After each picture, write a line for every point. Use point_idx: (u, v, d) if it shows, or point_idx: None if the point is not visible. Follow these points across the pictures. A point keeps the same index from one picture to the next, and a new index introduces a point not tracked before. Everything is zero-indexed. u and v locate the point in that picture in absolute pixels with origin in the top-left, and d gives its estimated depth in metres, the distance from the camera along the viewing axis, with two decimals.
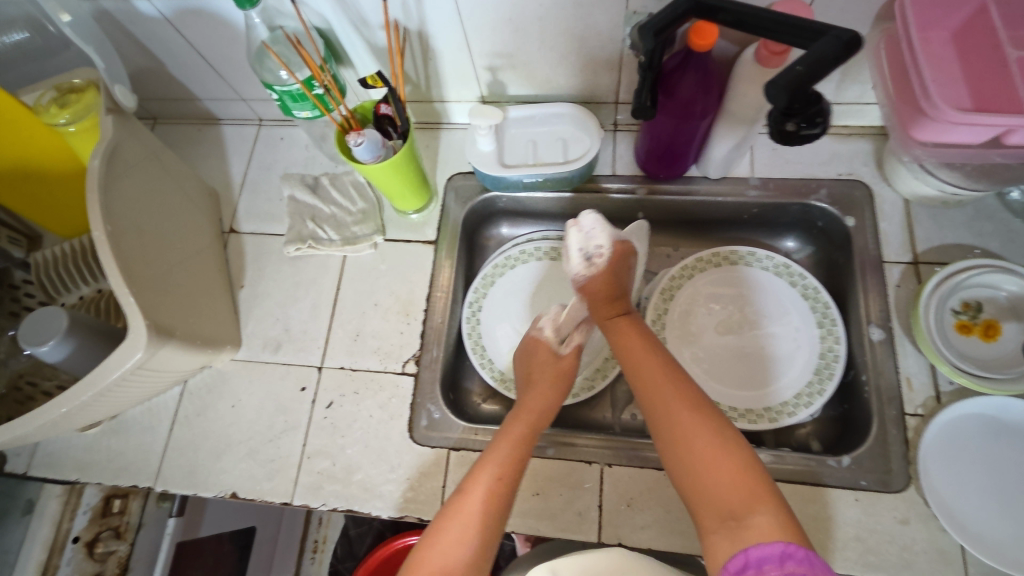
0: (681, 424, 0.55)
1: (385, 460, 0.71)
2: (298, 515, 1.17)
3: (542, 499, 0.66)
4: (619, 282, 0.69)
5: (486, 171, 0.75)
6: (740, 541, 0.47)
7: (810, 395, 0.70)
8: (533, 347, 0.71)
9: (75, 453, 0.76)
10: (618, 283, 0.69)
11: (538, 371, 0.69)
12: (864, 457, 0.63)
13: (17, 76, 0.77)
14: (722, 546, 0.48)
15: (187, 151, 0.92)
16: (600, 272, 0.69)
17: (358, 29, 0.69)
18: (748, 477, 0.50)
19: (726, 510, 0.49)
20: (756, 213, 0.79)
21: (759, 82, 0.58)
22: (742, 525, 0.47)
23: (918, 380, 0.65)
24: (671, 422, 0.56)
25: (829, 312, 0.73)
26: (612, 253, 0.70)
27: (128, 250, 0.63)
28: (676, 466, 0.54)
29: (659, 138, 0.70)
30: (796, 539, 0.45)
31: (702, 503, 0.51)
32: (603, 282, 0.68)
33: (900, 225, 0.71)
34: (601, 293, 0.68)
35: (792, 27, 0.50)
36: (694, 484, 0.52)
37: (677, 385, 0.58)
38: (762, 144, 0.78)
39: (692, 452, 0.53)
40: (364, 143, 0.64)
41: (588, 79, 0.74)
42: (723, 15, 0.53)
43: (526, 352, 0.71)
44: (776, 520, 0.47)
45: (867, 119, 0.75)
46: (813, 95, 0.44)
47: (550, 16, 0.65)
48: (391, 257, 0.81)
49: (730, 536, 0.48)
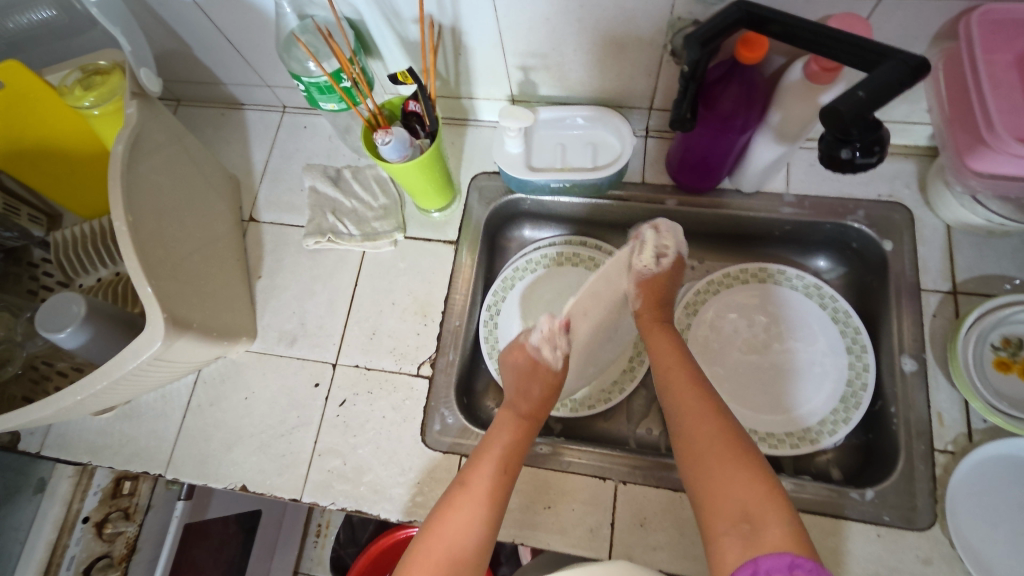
0: (700, 424, 0.55)
1: (396, 463, 0.70)
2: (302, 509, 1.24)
3: (553, 512, 0.65)
4: (672, 289, 0.69)
5: (512, 173, 0.73)
6: (753, 545, 0.46)
7: (834, 423, 0.68)
8: (523, 360, 0.65)
9: (88, 436, 0.76)
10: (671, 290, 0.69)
11: (530, 385, 0.64)
12: (889, 492, 0.61)
13: (45, 51, 0.76)
14: (732, 548, 0.47)
15: (210, 134, 0.91)
16: (665, 268, 0.68)
17: (389, 22, 0.67)
18: (761, 482, 0.50)
19: (738, 513, 0.49)
20: (788, 230, 0.76)
21: (807, 98, 0.56)
22: (754, 530, 0.47)
23: (949, 415, 0.63)
24: (691, 425, 0.55)
25: (859, 338, 0.70)
26: (673, 258, 0.69)
27: (149, 239, 0.62)
28: (688, 468, 0.54)
29: (694, 149, 0.68)
30: (804, 551, 0.45)
31: (713, 505, 0.51)
32: (665, 283, 0.68)
33: (940, 252, 0.69)
34: (654, 289, 0.68)
35: (851, 46, 0.47)
36: (705, 486, 0.52)
37: (702, 388, 0.58)
38: (799, 159, 0.75)
39: (708, 454, 0.53)
40: (391, 142, 0.62)
41: (623, 84, 0.72)
42: (773, 27, 0.50)
43: (515, 362, 0.66)
44: (786, 530, 0.46)
45: (912, 139, 0.72)
46: (875, 121, 0.41)
47: (589, 18, 0.62)
48: (411, 255, 0.80)
49: (741, 539, 0.47)
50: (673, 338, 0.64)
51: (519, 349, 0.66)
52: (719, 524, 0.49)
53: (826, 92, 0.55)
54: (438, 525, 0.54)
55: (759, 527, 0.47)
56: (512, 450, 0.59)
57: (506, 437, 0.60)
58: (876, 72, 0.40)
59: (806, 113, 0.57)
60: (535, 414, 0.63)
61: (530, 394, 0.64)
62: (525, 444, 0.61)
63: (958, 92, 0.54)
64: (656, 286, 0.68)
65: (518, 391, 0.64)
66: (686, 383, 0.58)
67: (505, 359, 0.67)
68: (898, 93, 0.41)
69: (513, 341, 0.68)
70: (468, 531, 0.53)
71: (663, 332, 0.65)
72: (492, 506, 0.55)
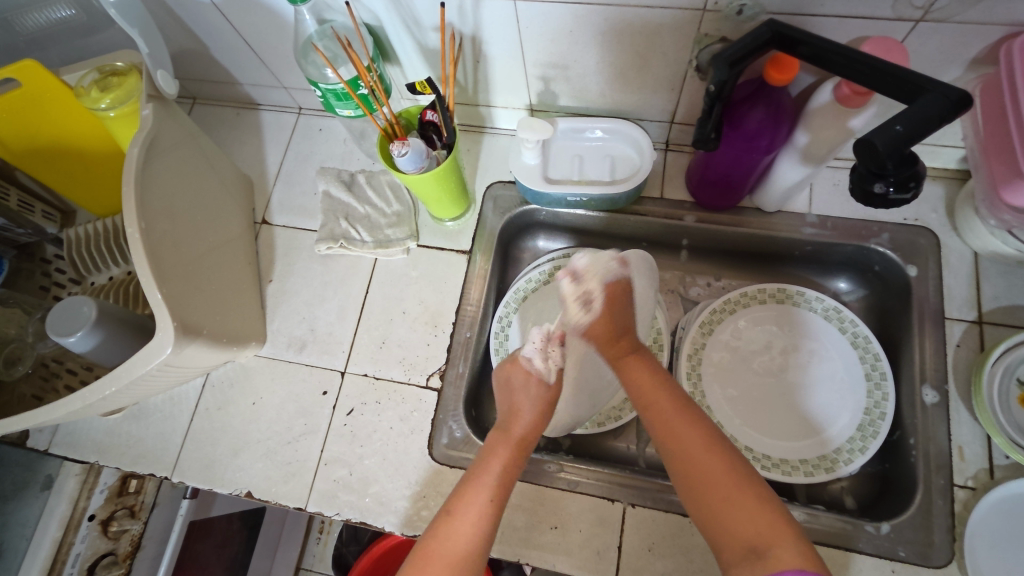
0: (693, 453, 0.51)
1: (402, 475, 0.69)
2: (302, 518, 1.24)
3: (560, 532, 0.64)
4: (620, 322, 0.64)
5: (529, 185, 0.72)
6: (763, 570, 0.44)
7: (851, 452, 0.66)
8: (516, 375, 0.64)
9: (96, 436, 0.76)
10: (620, 322, 0.63)
11: (521, 400, 0.63)
12: (905, 527, 0.60)
13: (64, 49, 0.76)
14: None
15: (225, 135, 0.91)
16: (598, 316, 0.64)
17: (409, 29, 0.65)
18: (764, 511, 0.47)
19: (744, 545, 0.46)
20: (809, 250, 0.74)
21: (836, 120, 0.54)
22: (763, 559, 0.44)
23: (970, 450, 0.61)
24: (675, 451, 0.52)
25: (879, 365, 0.68)
26: (602, 300, 0.64)
27: (161, 242, 0.61)
28: (687, 497, 0.51)
29: (716, 167, 0.66)
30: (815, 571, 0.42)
31: (719, 535, 0.47)
32: (605, 326, 0.63)
33: (966, 281, 0.67)
34: (600, 332, 0.63)
35: (888, 73, 0.45)
36: (706, 516, 0.49)
37: (692, 415, 0.54)
38: (823, 179, 0.73)
39: (701, 481, 0.50)
40: (407, 154, 0.61)
41: (645, 97, 0.70)
42: (802, 48, 0.49)
43: (508, 377, 0.65)
44: (797, 552, 0.44)
45: (941, 162, 0.70)
46: (910, 156, 0.41)
47: (614, 31, 0.61)
48: (423, 264, 0.79)
49: (749, 567, 0.44)
50: (649, 365, 0.61)
51: (511, 364, 0.65)
52: (729, 555, 0.46)
53: (857, 116, 0.53)
54: (427, 564, 0.49)
55: (766, 552, 0.44)
56: (503, 480, 0.55)
57: (497, 465, 0.56)
58: (915, 106, 0.40)
59: (836, 135, 0.56)
60: (525, 437, 0.60)
61: (521, 413, 0.61)
62: (516, 471, 0.57)
63: (994, 119, 0.53)
64: (599, 327, 0.63)
65: (509, 414, 0.62)
66: (674, 412, 0.55)
67: (498, 375, 0.66)
68: (935, 128, 0.40)
69: (507, 357, 0.67)
70: (459, 570, 0.49)
71: (637, 357, 0.62)
72: (484, 540, 0.51)
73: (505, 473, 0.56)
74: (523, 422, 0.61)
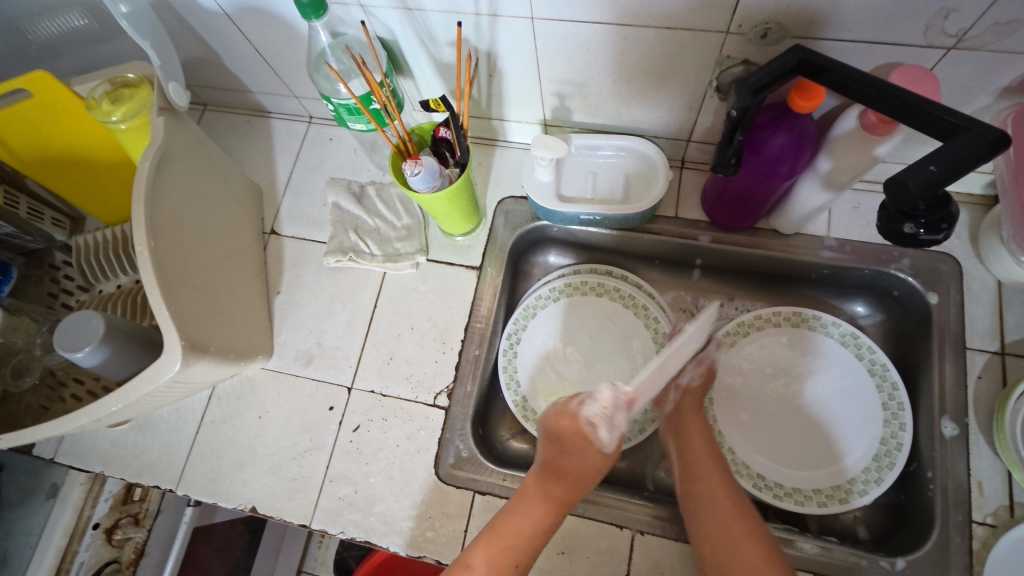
0: (722, 518, 0.58)
1: (408, 495, 0.68)
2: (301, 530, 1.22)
3: (567, 558, 0.63)
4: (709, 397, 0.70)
5: (542, 203, 0.70)
6: None
7: (866, 483, 0.65)
8: (571, 427, 0.61)
9: (102, 446, 0.76)
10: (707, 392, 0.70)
11: (572, 455, 0.60)
12: (922, 564, 0.58)
13: (77, 57, 0.75)
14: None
15: (235, 143, 0.90)
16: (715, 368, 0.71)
17: (424, 44, 0.64)
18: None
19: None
20: (826, 273, 0.73)
21: (861, 147, 0.53)
22: None
23: (990, 486, 0.60)
24: (705, 509, 0.59)
25: (897, 395, 0.67)
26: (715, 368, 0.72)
27: (168, 258, 0.60)
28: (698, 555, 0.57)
29: (733, 188, 0.65)
30: None
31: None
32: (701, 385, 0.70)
33: (988, 309, 0.65)
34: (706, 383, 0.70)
35: (915, 104, 0.43)
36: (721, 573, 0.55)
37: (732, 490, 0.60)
38: (843, 202, 0.72)
39: (723, 541, 0.56)
40: (420, 173, 0.60)
41: (662, 116, 0.69)
42: (828, 76, 0.47)
43: (562, 427, 0.61)
44: None
45: (964, 187, 0.68)
46: (943, 198, 0.40)
47: (633, 51, 0.59)
48: (432, 278, 0.78)
49: None
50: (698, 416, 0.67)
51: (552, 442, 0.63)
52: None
53: (882, 144, 0.51)
54: None
55: None
56: (533, 531, 0.57)
57: (525, 511, 0.58)
58: (951, 146, 0.39)
59: (859, 162, 0.54)
60: (570, 485, 0.60)
61: (570, 454, 0.60)
62: (552, 524, 0.58)
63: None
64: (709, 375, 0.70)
65: (558, 466, 0.60)
66: (706, 481, 0.61)
67: (550, 420, 0.63)
68: (971, 168, 0.39)
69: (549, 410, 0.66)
70: None
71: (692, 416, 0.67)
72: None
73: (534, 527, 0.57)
74: (568, 459, 0.60)
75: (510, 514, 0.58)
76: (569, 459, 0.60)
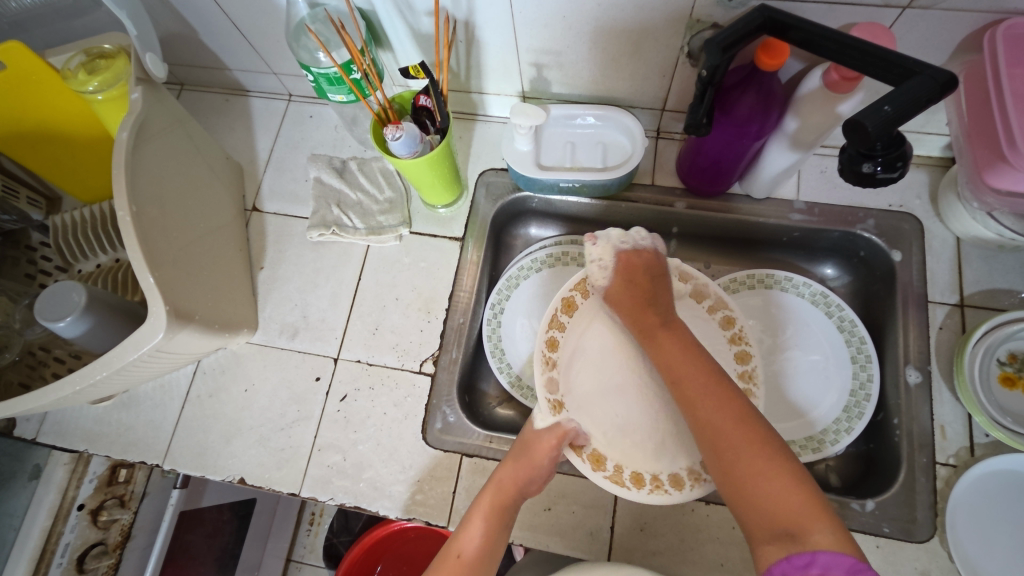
0: (701, 407, 0.52)
1: (397, 460, 0.69)
2: (288, 523, 1.22)
3: (553, 514, 0.65)
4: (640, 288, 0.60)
5: (520, 170, 0.72)
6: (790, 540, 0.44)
7: (837, 432, 0.68)
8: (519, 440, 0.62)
9: (86, 425, 0.76)
10: (643, 287, 0.60)
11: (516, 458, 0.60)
12: (890, 504, 0.61)
13: (53, 30, 0.75)
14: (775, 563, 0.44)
15: (212, 122, 0.90)
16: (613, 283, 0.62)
17: (403, 14, 0.65)
18: (782, 471, 0.47)
19: (785, 532, 0.45)
20: (796, 237, 0.76)
21: (825, 106, 0.55)
22: (798, 544, 0.44)
23: (952, 429, 0.63)
24: (698, 415, 0.52)
25: (864, 347, 0.70)
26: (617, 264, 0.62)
27: (153, 229, 0.61)
28: (718, 472, 0.50)
29: (707, 153, 0.67)
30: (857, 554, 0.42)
31: (756, 517, 0.47)
32: (623, 292, 0.61)
33: (948, 265, 0.68)
34: (632, 268, 0.61)
35: (876, 57, 0.46)
36: (728, 470, 0.49)
37: (723, 391, 0.52)
38: (810, 166, 0.75)
39: (711, 434, 0.50)
40: (401, 138, 0.61)
41: (637, 85, 0.71)
42: (792, 33, 0.49)
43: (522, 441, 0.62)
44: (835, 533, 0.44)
45: (925, 149, 0.71)
46: (896, 138, 0.45)
47: (606, 17, 0.61)
48: (414, 250, 0.79)
49: (779, 539, 0.45)
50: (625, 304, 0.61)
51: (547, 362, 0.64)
52: (760, 533, 0.46)
53: (845, 101, 0.54)
54: None
55: (802, 538, 0.44)
56: (489, 542, 0.58)
57: (479, 525, 0.58)
58: (908, 88, 0.42)
59: (824, 122, 0.56)
60: (517, 497, 0.60)
61: (515, 474, 0.60)
62: (501, 531, 0.59)
63: (978, 103, 0.55)
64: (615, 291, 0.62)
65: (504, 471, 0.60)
66: (706, 403, 0.52)
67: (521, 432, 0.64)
68: (924, 109, 0.43)
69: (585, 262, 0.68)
70: None
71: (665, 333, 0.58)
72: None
73: (486, 536, 0.58)
74: (512, 487, 0.60)
75: (465, 533, 0.58)
76: (515, 486, 0.60)
